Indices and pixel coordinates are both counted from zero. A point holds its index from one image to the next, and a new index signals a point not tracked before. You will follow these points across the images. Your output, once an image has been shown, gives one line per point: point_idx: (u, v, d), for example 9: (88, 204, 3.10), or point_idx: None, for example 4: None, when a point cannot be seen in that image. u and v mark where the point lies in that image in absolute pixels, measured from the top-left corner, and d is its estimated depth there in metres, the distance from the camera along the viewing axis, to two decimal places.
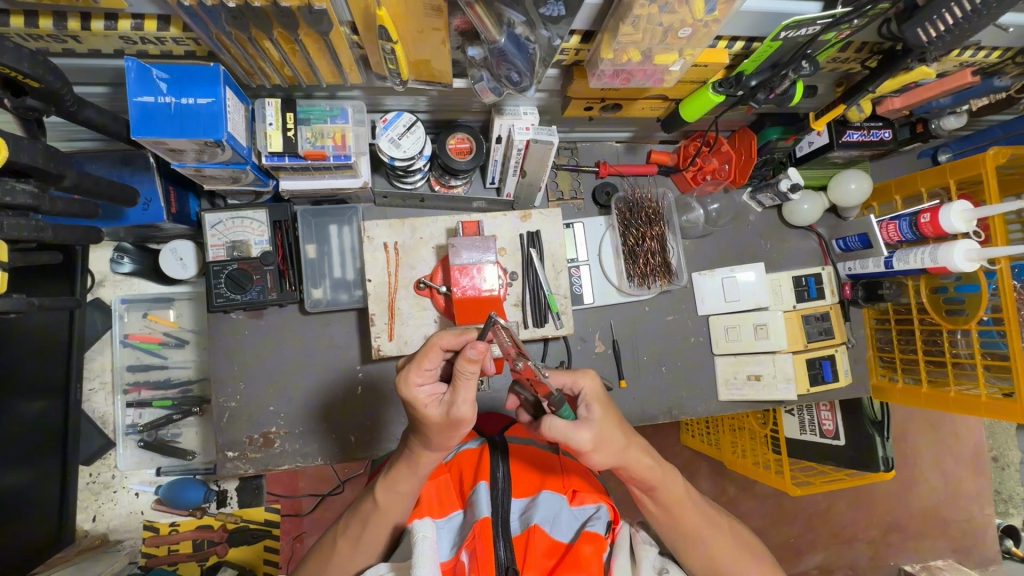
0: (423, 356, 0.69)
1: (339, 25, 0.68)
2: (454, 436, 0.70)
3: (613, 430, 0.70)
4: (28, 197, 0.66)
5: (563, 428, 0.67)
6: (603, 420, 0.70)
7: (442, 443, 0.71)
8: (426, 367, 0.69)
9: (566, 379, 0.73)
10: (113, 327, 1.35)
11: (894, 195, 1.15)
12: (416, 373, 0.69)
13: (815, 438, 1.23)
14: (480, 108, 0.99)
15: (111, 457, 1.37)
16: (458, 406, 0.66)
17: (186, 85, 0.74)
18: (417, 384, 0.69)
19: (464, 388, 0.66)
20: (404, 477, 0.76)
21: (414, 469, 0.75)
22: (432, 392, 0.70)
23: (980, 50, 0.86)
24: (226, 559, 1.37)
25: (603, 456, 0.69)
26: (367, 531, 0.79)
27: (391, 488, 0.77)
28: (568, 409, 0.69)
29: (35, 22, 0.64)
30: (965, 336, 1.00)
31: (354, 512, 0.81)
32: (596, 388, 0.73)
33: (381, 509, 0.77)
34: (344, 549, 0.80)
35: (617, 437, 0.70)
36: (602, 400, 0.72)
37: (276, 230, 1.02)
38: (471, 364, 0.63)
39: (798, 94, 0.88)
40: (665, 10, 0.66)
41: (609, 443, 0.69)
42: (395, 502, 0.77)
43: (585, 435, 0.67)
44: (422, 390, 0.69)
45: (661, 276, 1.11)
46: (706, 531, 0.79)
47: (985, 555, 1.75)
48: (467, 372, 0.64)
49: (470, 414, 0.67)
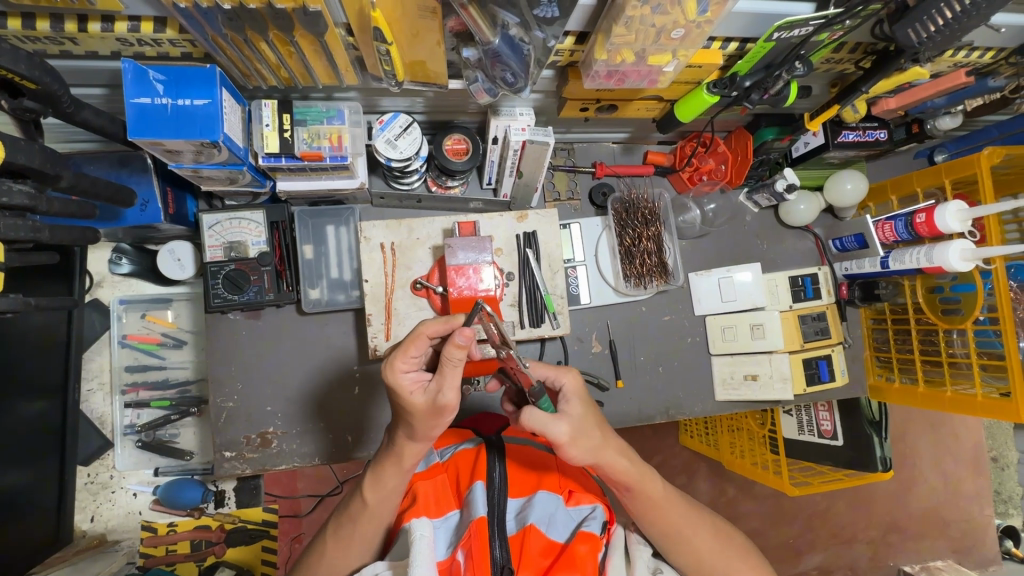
0: (409, 343, 0.69)
1: (334, 27, 0.69)
2: (437, 425, 0.70)
3: (592, 426, 0.71)
4: (25, 197, 0.66)
5: (542, 418, 0.67)
6: (583, 415, 0.71)
7: (426, 433, 0.71)
8: (412, 354, 0.69)
9: (548, 374, 0.76)
10: (112, 327, 1.36)
11: (890, 196, 1.15)
12: (402, 359, 0.69)
13: (812, 438, 1.23)
14: (476, 109, 0.99)
15: (109, 458, 1.37)
16: (445, 393, 0.66)
17: (183, 87, 0.74)
18: (402, 370, 0.70)
19: (450, 374, 0.66)
20: (390, 475, 0.76)
21: (400, 467, 0.75)
22: (417, 379, 0.70)
23: (974, 51, 0.86)
24: (224, 559, 1.38)
25: (580, 450, 0.69)
26: (357, 532, 0.79)
27: (380, 487, 0.76)
28: (546, 401, 0.72)
29: (32, 25, 0.64)
30: (961, 336, 1.01)
31: (343, 514, 0.81)
32: (577, 384, 0.75)
33: (369, 509, 0.77)
34: (333, 551, 0.80)
35: (595, 433, 0.71)
36: (584, 394, 0.74)
37: (273, 231, 1.02)
38: (458, 349, 0.63)
39: (792, 95, 0.88)
40: (657, 11, 0.66)
41: (586, 440, 0.70)
42: (383, 503, 0.77)
43: (563, 427, 0.68)
44: (407, 377, 0.69)
45: (657, 276, 1.12)
46: (700, 530, 0.78)
47: (985, 555, 1.74)
48: (454, 359, 0.64)
49: (455, 401, 0.67)
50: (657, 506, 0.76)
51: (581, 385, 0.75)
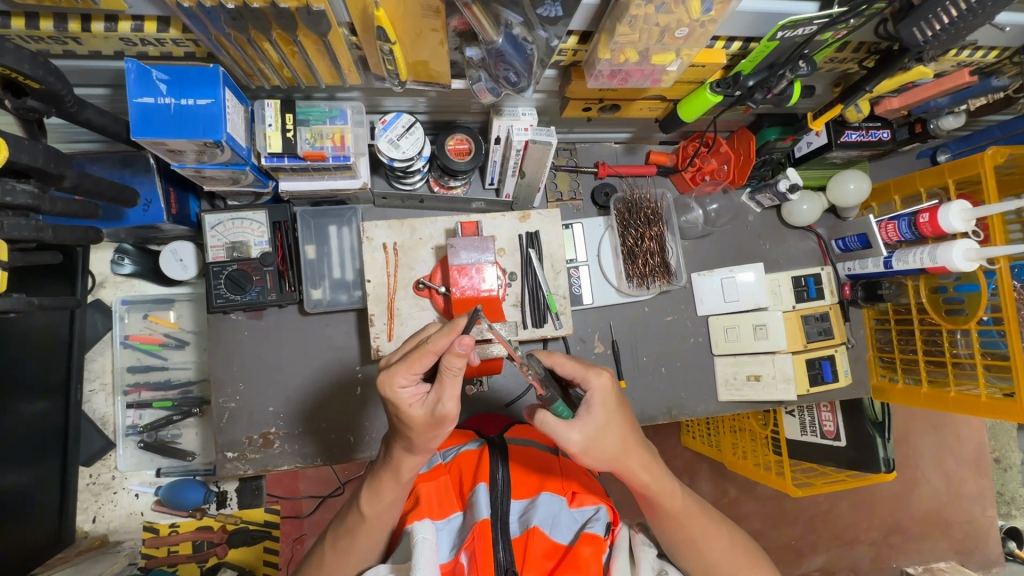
0: (411, 360, 0.66)
1: (337, 27, 0.68)
2: (437, 436, 0.69)
3: (611, 434, 0.69)
4: (28, 196, 0.66)
5: (551, 424, 0.68)
6: (603, 424, 0.69)
7: (424, 445, 0.71)
8: (414, 370, 0.67)
9: (576, 374, 0.72)
10: (113, 327, 1.36)
11: (893, 195, 1.15)
12: (402, 374, 0.67)
13: (815, 439, 1.23)
14: (479, 109, 0.99)
15: (111, 458, 1.37)
16: (444, 403, 0.66)
17: (186, 86, 0.74)
18: (401, 385, 0.67)
19: (450, 384, 0.66)
20: (387, 487, 0.75)
21: (398, 480, 0.75)
22: (416, 392, 0.68)
23: (977, 50, 0.86)
24: (226, 559, 1.37)
25: (592, 458, 0.70)
26: (355, 544, 0.78)
27: (377, 499, 0.76)
28: (563, 407, 0.71)
29: (35, 24, 0.64)
30: (965, 336, 1.00)
31: (341, 524, 0.80)
32: (603, 388, 0.70)
33: (367, 521, 0.76)
34: (332, 561, 0.79)
35: (613, 443, 0.70)
36: (610, 402, 0.70)
37: (276, 231, 1.03)
38: (457, 358, 0.63)
39: (796, 94, 0.88)
40: (661, 10, 0.66)
41: (602, 448, 0.69)
42: (381, 514, 0.76)
43: (574, 436, 0.68)
44: (406, 392, 0.67)
45: (661, 276, 1.11)
46: (702, 532, 0.78)
47: (988, 557, 1.74)
48: (453, 367, 0.64)
49: (454, 411, 0.67)
50: (658, 507, 0.76)
51: (609, 392, 0.71)
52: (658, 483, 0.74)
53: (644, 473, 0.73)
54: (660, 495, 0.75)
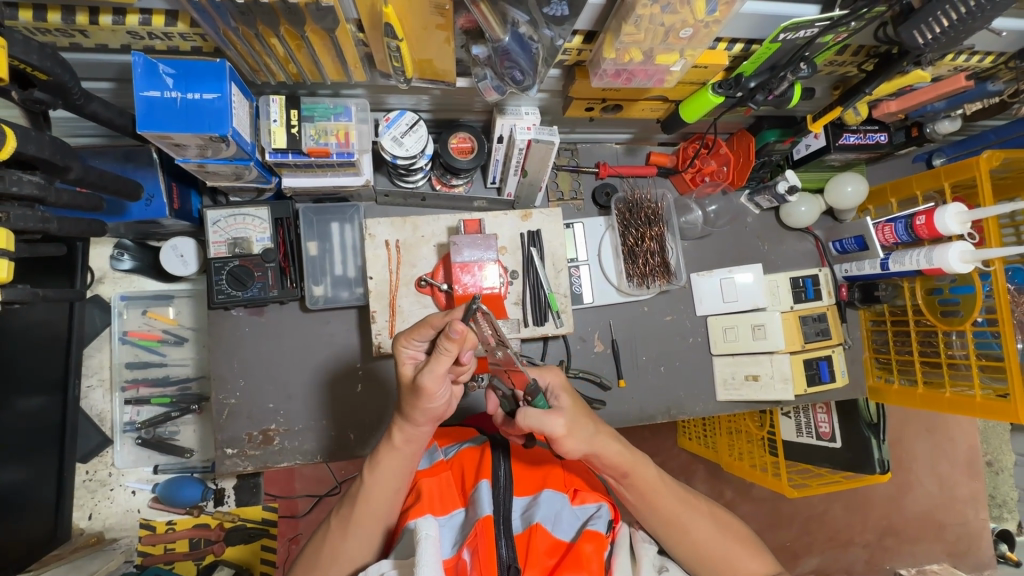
0: (415, 329, 0.73)
1: (345, 23, 0.69)
2: (417, 409, 0.72)
3: (585, 419, 0.74)
4: (34, 187, 0.66)
5: (535, 417, 0.70)
6: (574, 407, 0.75)
7: (412, 416, 0.73)
8: (414, 337, 0.74)
9: (532, 375, 0.79)
10: (113, 323, 1.35)
11: (889, 199, 1.16)
12: (404, 337, 0.74)
13: (811, 441, 1.25)
14: (482, 108, 1.00)
15: (108, 455, 1.36)
16: (424, 376, 0.69)
17: (192, 80, 0.75)
18: (403, 346, 0.75)
19: (438, 361, 0.69)
20: (385, 455, 0.77)
21: (392, 448, 0.77)
22: (412, 357, 0.75)
23: (974, 55, 0.88)
24: (222, 558, 1.37)
25: (575, 443, 0.72)
26: (354, 518, 0.78)
27: (375, 473, 0.77)
28: (541, 399, 0.73)
29: (43, 16, 0.65)
30: (959, 337, 1.02)
31: (345, 498, 0.81)
32: (561, 381, 0.79)
33: (366, 490, 0.77)
34: (335, 536, 0.79)
35: (587, 424, 0.74)
36: (569, 391, 0.78)
37: (277, 227, 1.03)
38: (450, 342, 0.67)
39: (796, 96, 0.89)
40: (666, 10, 0.67)
41: (580, 430, 0.73)
42: (379, 487, 0.77)
43: (559, 423, 0.71)
44: (405, 351, 0.75)
45: (661, 276, 1.12)
46: (686, 506, 0.80)
47: (980, 559, 1.75)
48: (445, 349, 0.68)
49: (432, 388, 0.70)
50: (636, 484, 0.78)
51: (564, 383, 0.79)
52: (630, 457, 0.77)
53: (616, 448, 0.75)
54: (637, 470, 0.77)
